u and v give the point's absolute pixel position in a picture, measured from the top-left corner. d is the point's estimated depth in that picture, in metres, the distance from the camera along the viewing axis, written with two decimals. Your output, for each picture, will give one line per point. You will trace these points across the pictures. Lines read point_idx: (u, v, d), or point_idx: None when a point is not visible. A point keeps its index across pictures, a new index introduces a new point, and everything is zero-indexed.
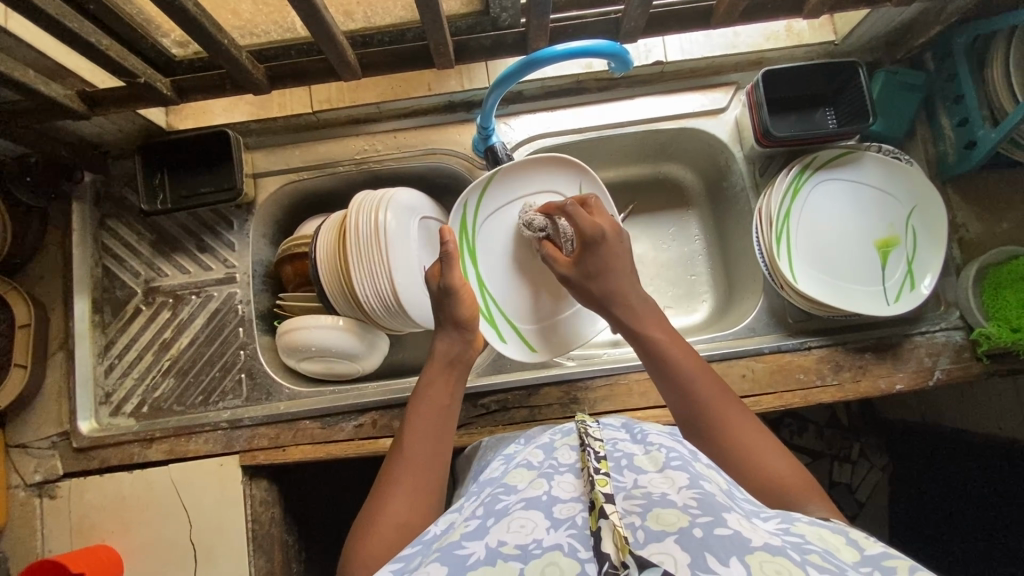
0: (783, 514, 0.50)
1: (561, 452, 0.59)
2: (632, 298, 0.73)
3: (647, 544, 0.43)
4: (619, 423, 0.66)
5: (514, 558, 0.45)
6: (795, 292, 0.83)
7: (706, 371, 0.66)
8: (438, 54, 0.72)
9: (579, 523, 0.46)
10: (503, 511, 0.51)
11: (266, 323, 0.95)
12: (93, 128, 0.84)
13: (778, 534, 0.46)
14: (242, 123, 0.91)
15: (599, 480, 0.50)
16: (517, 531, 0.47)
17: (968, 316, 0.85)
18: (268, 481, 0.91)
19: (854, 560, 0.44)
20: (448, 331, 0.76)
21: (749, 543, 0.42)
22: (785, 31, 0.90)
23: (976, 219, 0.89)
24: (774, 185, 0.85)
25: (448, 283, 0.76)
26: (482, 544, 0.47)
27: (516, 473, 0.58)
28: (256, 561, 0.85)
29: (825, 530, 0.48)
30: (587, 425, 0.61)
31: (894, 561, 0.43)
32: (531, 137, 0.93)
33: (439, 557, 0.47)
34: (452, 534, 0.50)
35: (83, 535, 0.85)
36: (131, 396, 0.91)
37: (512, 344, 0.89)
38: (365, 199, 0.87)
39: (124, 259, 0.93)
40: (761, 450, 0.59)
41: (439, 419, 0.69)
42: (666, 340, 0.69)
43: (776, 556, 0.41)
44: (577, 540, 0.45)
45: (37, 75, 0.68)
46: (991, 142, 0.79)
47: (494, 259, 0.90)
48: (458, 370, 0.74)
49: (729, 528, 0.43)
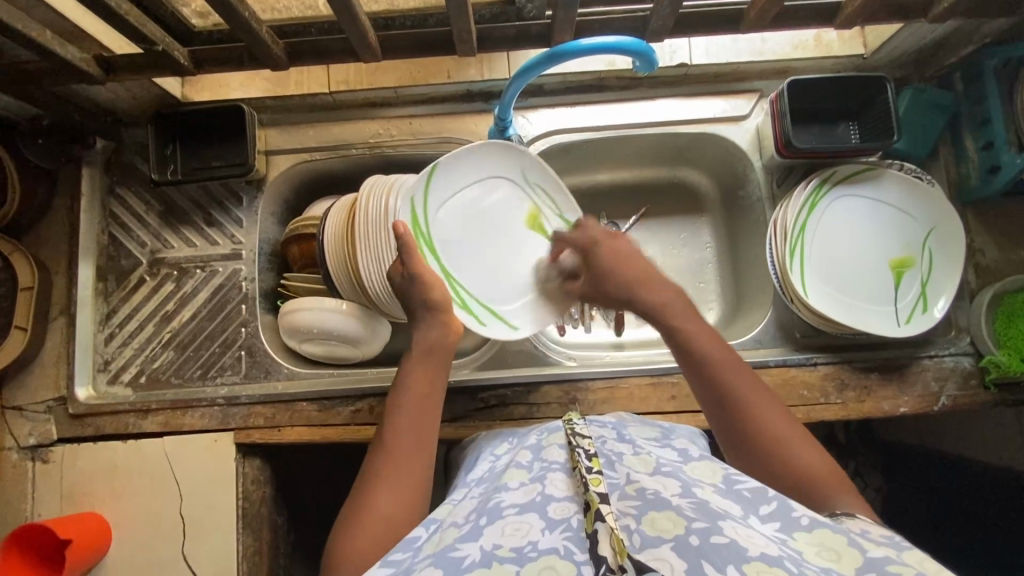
0: (783, 501, 0.51)
1: (549, 452, 0.60)
2: (654, 287, 0.71)
3: (643, 549, 0.43)
4: (607, 424, 0.67)
5: (510, 560, 0.46)
6: (805, 308, 0.82)
7: (748, 375, 0.64)
8: (461, 41, 0.71)
9: (576, 526, 0.48)
10: (495, 511, 0.52)
11: (269, 302, 0.94)
12: (107, 94, 0.83)
13: (775, 542, 0.46)
14: (257, 98, 0.90)
15: (593, 480, 0.51)
16: (511, 534, 0.48)
17: (979, 343, 0.84)
18: (262, 460, 0.90)
19: (855, 567, 0.44)
20: (432, 323, 0.73)
21: (746, 551, 0.42)
22: (814, 40, 0.88)
23: (994, 245, 0.87)
24: (790, 197, 0.84)
25: (415, 273, 0.74)
26: (477, 547, 0.48)
27: (507, 473, 0.58)
28: (244, 539, 0.85)
29: (827, 532, 0.47)
30: (574, 423, 0.61)
31: (897, 567, 0.44)
32: (548, 133, 0.92)
33: (433, 560, 0.47)
34: (445, 536, 0.51)
35: (74, 501, 0.85)
36: (130, 364, 0.90)
37: (493, 326, 0.84)
38: (375, 184, 0.86)
39: (131, 228, 0.93)
40: (791, 437, 0.60)
41: (423, 406, 0.68)
42: (717, 358, 0.65)
43: (773, 568, 0.41)
44: (574, 543, 0.47)
45: (55, 37, 0.67)
46: (1018, 168, 0.78)
47: (454, 250, 0.85)
48: (437, 359, 0.72)
49: (725, 537, 0.43)
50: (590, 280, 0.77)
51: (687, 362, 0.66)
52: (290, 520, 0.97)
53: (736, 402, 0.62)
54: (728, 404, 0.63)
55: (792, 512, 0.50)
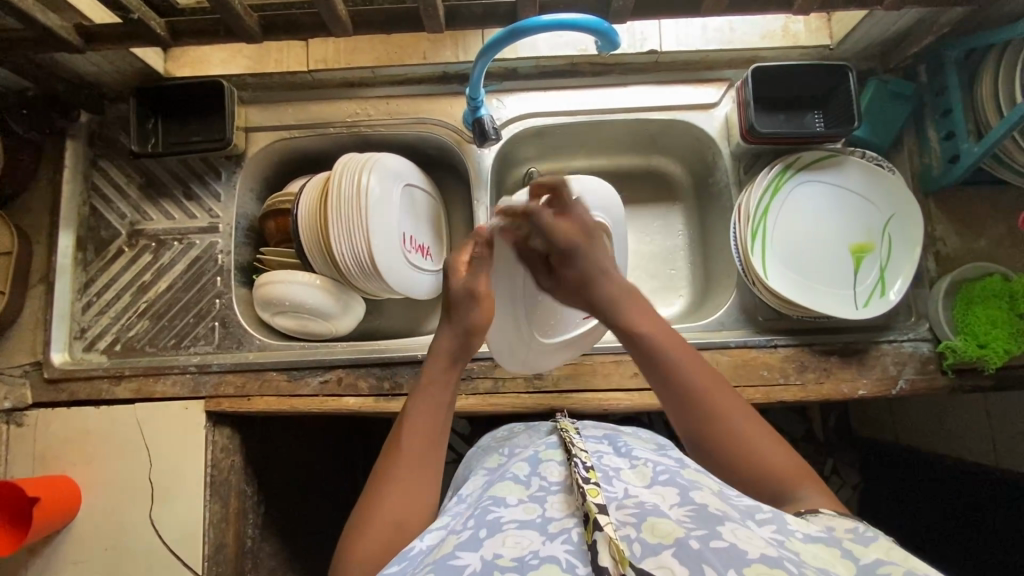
0: (779, 519, 0.51)
1: (546, 468, 0.61)
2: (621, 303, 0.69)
3: (645, 557, 0.45)
4: (602, 436, 0.70)
5: (510, 569, 0.46)
6: (765, 289, 0.84)
7: (698, 360, 0.65)
8: (428, 17, 0.73)
9: (576, 539, 0.48)
10: (495, 525, 0.53)
11: (245, 275, 0.97)
12: (90, 66, 0.85)
13: (776, 542, 0.47)
14: (237, 75, 0.93)
15: (590, 490, 0.52)
16: (512, 545, 0.49)
17: (937, 329, 0.86)
18: (232, 430, 0.92)
19: (850, 572, 0.47)
20: (454, 328, 0.70)
21: (746, 555, 0.44)
22: (781, 31, 0.91)
23: (955, 234, 0.89)
24: (754, 182, 0.86)
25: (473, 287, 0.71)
26: (477, 556, 0.49)
27: (503, 487, 0.60)
28: (211, 506, 0.86)
29: (819, 544, 0.49)
30: (571, 437, 0.65)
31: (887, 569, 0.47)
32: (522, 116, 0.94)
33: (433, 569, 0.48)
34: (446, 544, 0.52)
35: (47, 464, 0.87)
36: (105, 333, 0.92)
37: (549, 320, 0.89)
38: (350, 161, 0.88)
39: (112, 200, 0.95)
40: (737, 420, 0.62)
41: (438, 416, 0.67)
42: (658, 337, 0.66)
43: (773, 569, 0.43)
44: (574, 556, 0.47)
45: (36, 4, 0.70)
46: (974, 156, 0.79)
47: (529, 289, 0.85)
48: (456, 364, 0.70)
49: (724, 541, 0.45)
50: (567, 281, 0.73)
51: (642, 353, 0.67)
52: (263, 491, 0.99)
53: (693, 397, 0.63)
54: (685, 399, 0.63)
55: (787, 523, 0.51)
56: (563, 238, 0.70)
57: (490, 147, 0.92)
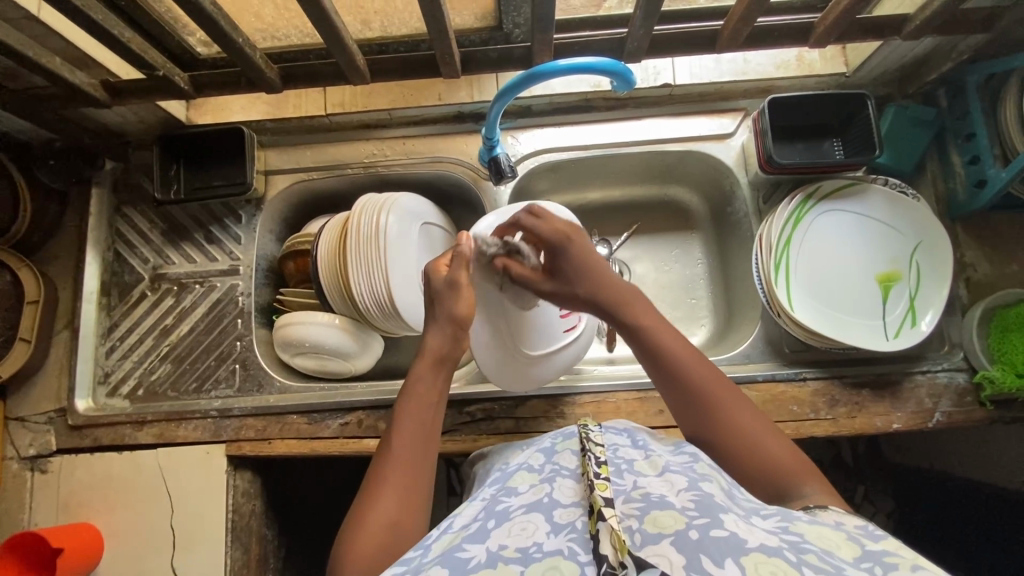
0: (784, 512, 0.50)
1: (562, 456, 0.59)
2: (636, 307, 0.68)
3: (643, 546, 0.42)
4: (621, 429, 0.66)
5: (514, 561, 0.44)
6: (791, 321, 0.82)
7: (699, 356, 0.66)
8: (445, 64, 0.75)
9: (580, 527, 0.46)
10: (503, 514, 0.52)
11: (265, 316, 0.97)
12: (116, 118, 0.88)
13: (776, 531, 0.45)
14: (257, 121, 0.95)
15: (599, 484, 0.49)
16: (518, 534, 0.48)
17: (972, 358, 0.83)
18: (253, 473, 0.91)
19: (853, 556, 0.44)
20: (442, 327, 0.69)
21: (745, 544, 0.41)
22: (796, 60, 0.91)
23: (985, 259, 0.87)
24: (775, 211, 0.85)
25: (454, 277, 0.70)
26: (483, 548, 0.47)
27: (517, 477, 0.59)
28: (232, 552, 0.85)
29: (825, 527, 0.48)
30: (588, 428, 0.59)
31: (895, 558, 0.44)
32: (537, 151, 0.94)
33: (440, 560, 0.46)
34: (451, 539, 0.50)
35: (70, 511, 0.86)
36: (129, 378, 0.93)
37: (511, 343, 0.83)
38: (368, 201, 0.88)
39: (135, 245, 0.97)
40: (730, 402, 0.63)
41: (428, 415, 0.66)
42: (651, 324, 0.67)
43: (772, 558, 0.40)
44: (577, 544, 0.44)
45: (64, 64, 0.72)
46: (1002, 182, 0.77)
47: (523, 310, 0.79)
48: (445, 370, 0.69)
49: (725, 530, 0.42)
50: (558, 278, 0.71)
51: (642, 351, 0.67)
52: (281, 534, 0.98)
53: (698, 392, 0.63)
54: (694, 398, 0.63)
55: (792, 513, 0.50)
56: (557, 232, 0.70)
57: (506, 185, 0.92)
